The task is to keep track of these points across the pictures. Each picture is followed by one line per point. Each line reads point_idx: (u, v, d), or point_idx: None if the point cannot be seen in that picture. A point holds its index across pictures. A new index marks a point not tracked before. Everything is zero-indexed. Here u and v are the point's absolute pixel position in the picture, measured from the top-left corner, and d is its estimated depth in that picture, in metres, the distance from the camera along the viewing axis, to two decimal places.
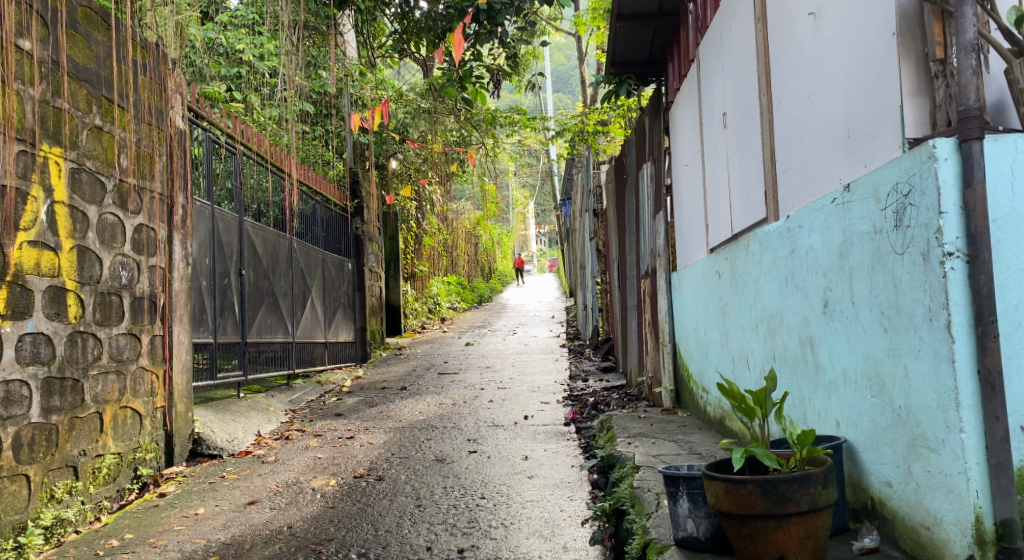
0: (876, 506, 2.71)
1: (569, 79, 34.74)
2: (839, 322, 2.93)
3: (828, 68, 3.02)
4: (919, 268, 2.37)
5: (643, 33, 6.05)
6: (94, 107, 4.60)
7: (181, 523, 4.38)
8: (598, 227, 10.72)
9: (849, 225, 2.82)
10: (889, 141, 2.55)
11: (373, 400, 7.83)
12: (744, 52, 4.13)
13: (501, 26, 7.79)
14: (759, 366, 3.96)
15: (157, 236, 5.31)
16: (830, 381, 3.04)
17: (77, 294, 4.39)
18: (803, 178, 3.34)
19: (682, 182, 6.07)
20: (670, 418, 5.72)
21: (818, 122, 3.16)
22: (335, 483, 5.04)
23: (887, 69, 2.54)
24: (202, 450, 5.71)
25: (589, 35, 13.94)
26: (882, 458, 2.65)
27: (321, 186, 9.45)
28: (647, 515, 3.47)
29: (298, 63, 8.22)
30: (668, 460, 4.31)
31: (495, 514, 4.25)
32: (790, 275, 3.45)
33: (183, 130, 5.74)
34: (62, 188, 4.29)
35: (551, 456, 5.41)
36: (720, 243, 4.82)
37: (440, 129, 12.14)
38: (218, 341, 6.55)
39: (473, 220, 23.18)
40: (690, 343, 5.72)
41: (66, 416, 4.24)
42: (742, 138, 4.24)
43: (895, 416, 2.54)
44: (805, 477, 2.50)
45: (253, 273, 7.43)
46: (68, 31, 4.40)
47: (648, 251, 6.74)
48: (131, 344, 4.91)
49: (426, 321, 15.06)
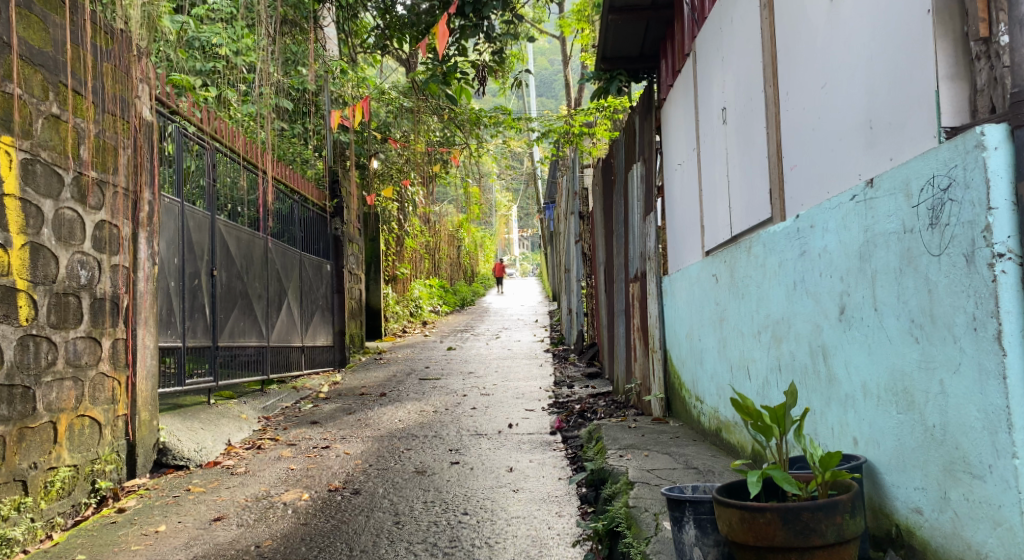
0: (902, 535, 2.45)
1: (552, 82, 34.46)
2: (858, 330, 2.67)
3: (847, 55, 2.76)
4: (960, 272, 2.13)
5: (635, 27, 5.79)
6: (52, 94, 4.29)
7: (140, 542, 4.04)
8: (583, 230, 10.45)
9: (872, 223, 2.55)
10: (921, 132, 2.32)
11: (351, 408, 7.50)
12: (748, 42, 3.87)
13: (487, 20, 7.43)
14: (762, 376, 3.69)
15: (121, 233, 4.98)
16: (846, 395, 2.78)
17: (29, 294, 4.07)
18: (816, 172, 3.09)
19: (674, 183, 5.81)
20: (662, 428, 5.45)
21: (834, 114, 2.90)
22: (308, 496, 4.73)
23: (921, 52, 2.29)
24: (167, 460, 5.37)
25: (573, 37, 13.70)
26: (910, 482, 2.40)
27: (299, 184, 9.14)
28: (646, 540, 3.20)
29: (276, 57, 7.86)
30: (666, 476, 4.05)
31: (478, 533, 3.96)
32: (799, 279, 3.18)
33: (151, 122, 5.41)
34: (13, 180, 3.96)
35: (538, 468, 5.13)
36: (718, 245, 4.55)
37: (423, 129, 11.88)
38: (187, 345, 6.21)
39: (456, 223, 22.93)
40: (683, 349, 5.45)
41: (14, 427, 3.90)
42: (743, 131, 3.99)
43: (928, 435, 2.29)
44: (831, 505, 2.25)
45: (226, 274, 7.08)
46: (22, 11, 4.07)
47: (637, 254, 6.46)
48: (90, 348, 4.58)
49: (408, 324, 14.75)
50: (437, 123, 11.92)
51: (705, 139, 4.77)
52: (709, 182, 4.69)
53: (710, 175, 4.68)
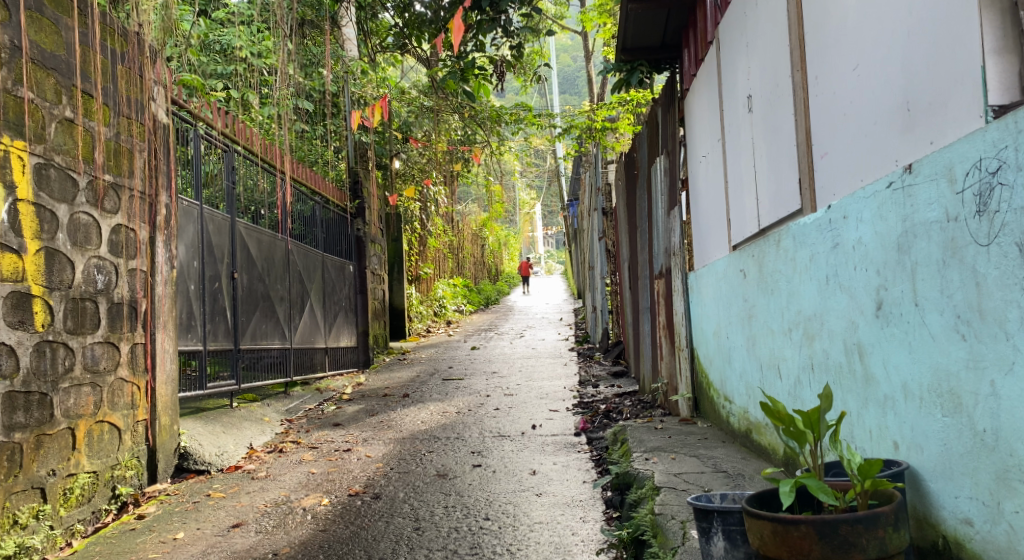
0: (950, 547, 2.30)
1: (575, 79, 34.23)
2: (897, 328, 2.52)
3: (881, 33, 2.61)
4: (1012, 262, 1.99)
5: (657, 16, 5.64)
6: (65, 97, 4.23)
7: (157, 549, 3.98)
8: (608, 227, 10.30)
9: (911, 213, 2.40)
10: (966, 111, 2.18)
11: (373, 409, 7.43)
12: (773, 26, 3.72)
13: (504, 14, 7.29)
14: (793, 375, 3.54)
15: (138, 237, 4.92)
16: (885, 396, 2.63)
17: (45, 300, 4.01)
18: (848, 161, 2.93)
19: (699, 175, 5.65)
20: (689, 429, 5.30)
21: (868, 97, 2.75)
22: (329, 502, 4.64)
23: (965, 25, 2.15)
24: (188, 465, 5.30)
25: (595, 32, 13.51)
26: (958, 490, 2.25)
27: (320, 186, 9.07)
28: (672, 551, 3.08)
29: (295, 57, 7.77)
30: (693, 480, 3.92)
31: (500, 539, 3.84)
32: (832, 273, 3.03)
33: (167, 124, 5.35)
34: (26, 185, 3.90)
35: (561, 470, 5.01)
36: (745, 239, 4.40)
37: (444, 128, 11.78)
38: (209, 348, 6.15)
39: (480, 221, 22.82)
40: (710, 348, 5.29)
41: (32, 434, 3.85)
42: (770, 119, 3.84)
43: (978, 441, 2.15)
44: (872, 518, 2.11)
45: (247, 276, 7.03)
46: (33, 14, 4.01)
47: (662, 250, 6.29)
48: (108, 353, 4.52)
49: (432, 324, 14.66)
50: (457, 122, 11.80)
51: (729, 129, 4.62)
52: (735, 174, 4.53)
53: (735, 166, 4.52)
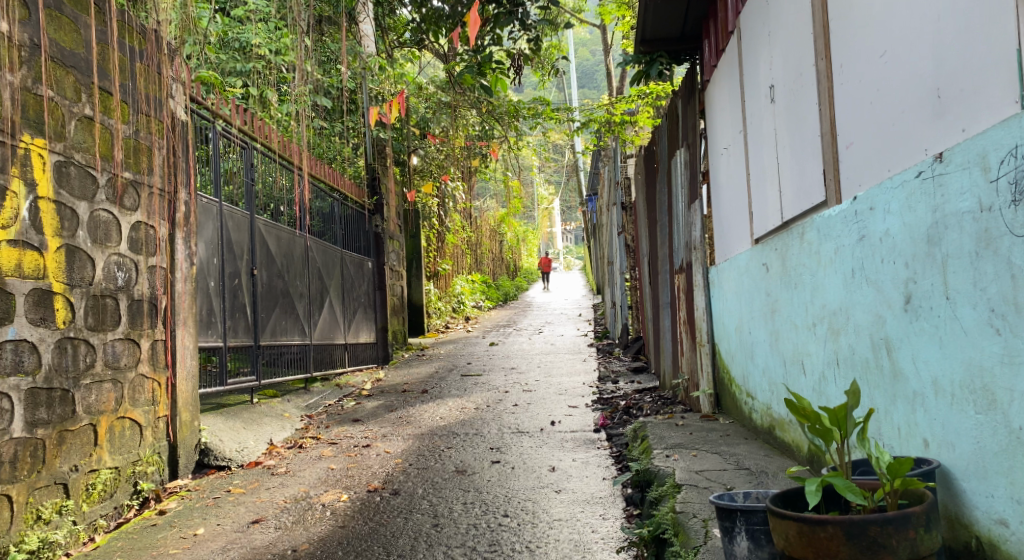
0: (984, 548, 2.25)
1: (594, 73, 34.07)
2: (926, 323, 2.47)
3: (910, 19, 2.55)
4: None
5: (676, 6, 5.57)
6: (84, 95, 4.23)
7: (177, 545, 3.98)
8: (627, 221, 10.21)
9: (942, 203, 2.35)
10: (1000, 98, 2.12)
11: (393, 405, 7.42)
12: (797, 14, 3.66)
13: (522, 7, 7.23)
14: (818, 371, 3.48)
15: (158, 234, 4.92)
16: (914, 392, 2.57)
17: (65, 298, 4.02)
18: (875, 150, 2.87)
19: (720, 167, 5.58)
20: (711, 425, 5.25)
21: (896, 85, 2.69)
22: (348, 498, 4.63)
23: (1001, 6, 2.09)
24: (209, 461, 5.31)
25: (614, 25, 13.40)
26: (992, 489, 2.20)
27: (338, 182, 9.07)
28: (694, 550, 3.03)
29: (312, 54, 7.75)
30: (715, 478, 3.86)
31: (519, 536, 3.82)
32: (858, 266, 2.98)
33: (185, 121, 5.35)
34: (46, 182, 3.91)
35: (581, 467, 4.98)
36: (768, 232, 4.33)
37: (462, 124, 11.73)
38: (228, 344, 6.16)
39: (498, 217, 22.76)
40: (733, 343, 5.23)
41: (54, 430, 3.86)
42: (793, 109, 3.77)
43: (1013, 438, 2.10)
44: (902, 518, 2.06)
45: (266, 273, 7.03)
46: (52, 12, 4.01)
47: (682, 245, 6.23)
48: (129, 349, 4.54)
49: (450, 320, 14.65)
50: (475, 117, 11.75)
51: (751, 121, 4.56)
52: (757, 166, 4.47)
53: (757, 158, 4.45)
